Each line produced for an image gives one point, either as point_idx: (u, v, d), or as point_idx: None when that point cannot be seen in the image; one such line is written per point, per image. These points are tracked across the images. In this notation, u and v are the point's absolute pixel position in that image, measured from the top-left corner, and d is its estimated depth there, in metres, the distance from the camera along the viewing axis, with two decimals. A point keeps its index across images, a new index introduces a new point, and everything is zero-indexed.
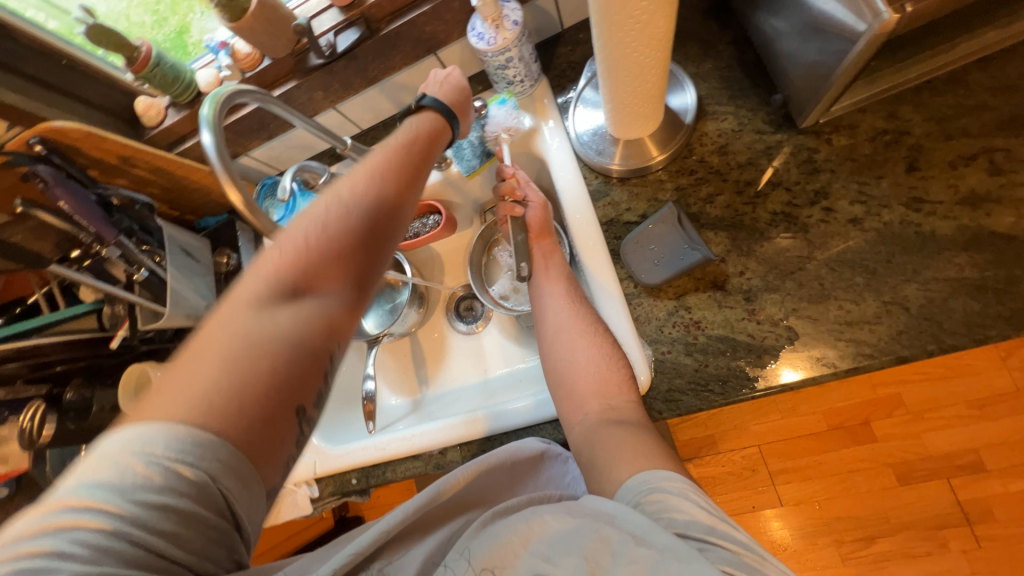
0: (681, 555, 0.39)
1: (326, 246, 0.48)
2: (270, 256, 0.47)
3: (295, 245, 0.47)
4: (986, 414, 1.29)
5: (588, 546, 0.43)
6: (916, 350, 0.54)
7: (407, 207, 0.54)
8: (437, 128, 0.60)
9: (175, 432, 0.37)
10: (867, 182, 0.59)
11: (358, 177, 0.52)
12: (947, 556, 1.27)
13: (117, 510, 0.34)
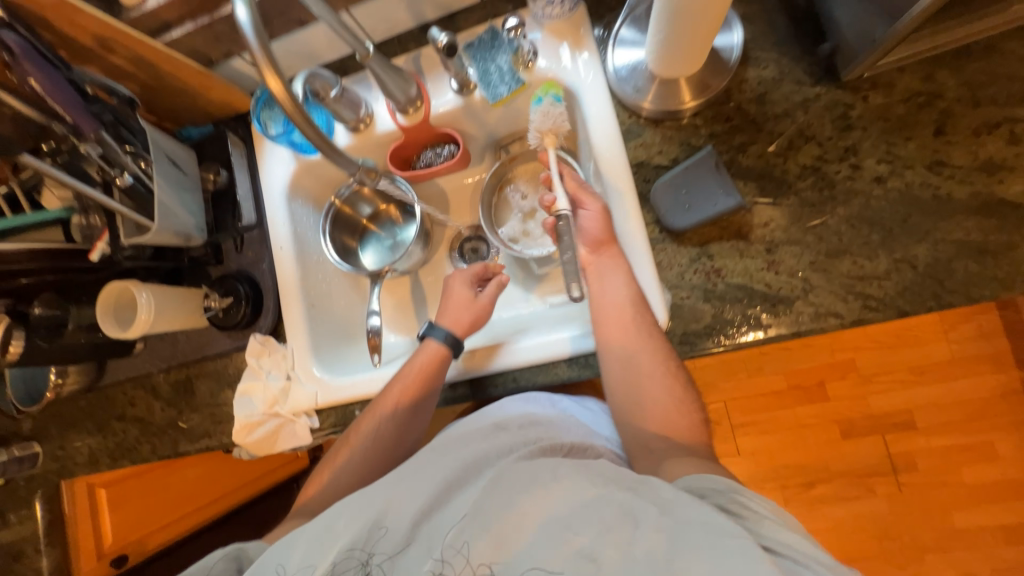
0: (704, 532, 0.41)
1: (376, 460, 0.68)
2: (351, 434, 0.70)
3: (362, 436, 0.69)
4: (923, 378, 1.40)
5: (608, 520, 0.43)
6: (917, 305, 0.58)
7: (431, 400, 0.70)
8: (444, 357, 0.71)
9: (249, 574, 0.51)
10: (896, 142, 0.60)
11: (398, 377, 0.71)
12: (873, 500, 1.40)
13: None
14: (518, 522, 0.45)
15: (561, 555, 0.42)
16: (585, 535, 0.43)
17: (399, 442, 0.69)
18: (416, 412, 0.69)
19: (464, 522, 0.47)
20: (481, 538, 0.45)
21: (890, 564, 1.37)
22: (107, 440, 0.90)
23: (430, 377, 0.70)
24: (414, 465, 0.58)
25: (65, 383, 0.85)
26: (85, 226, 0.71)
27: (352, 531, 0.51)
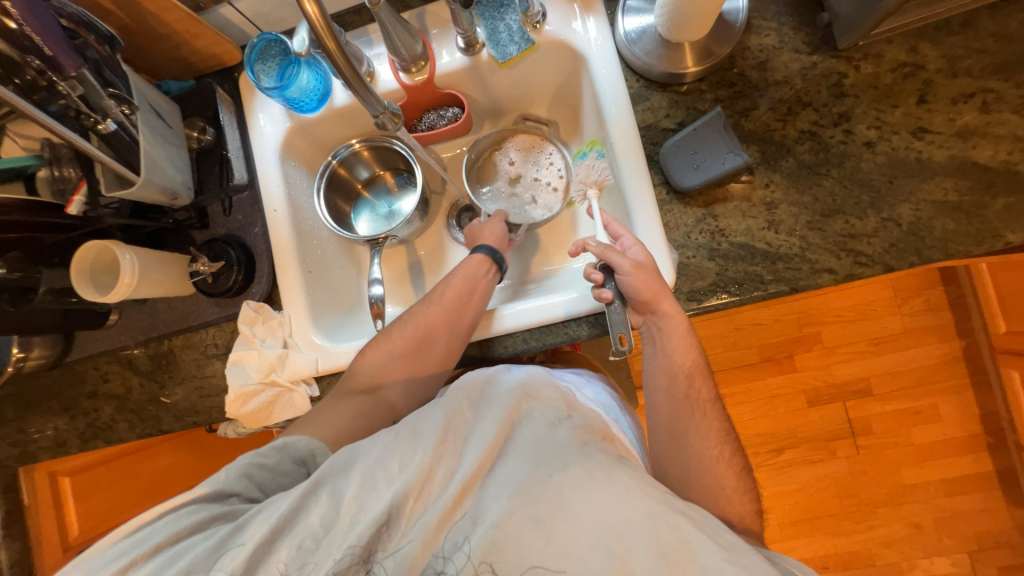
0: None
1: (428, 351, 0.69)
2: (398, 329, 0.70)
3: (416, 327, 0.69)
4: (881, 350, 1.50)
5: (669, 548, 0.43)
6: (901, 261, 0.63)
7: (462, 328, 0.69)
8: (487, 265, 0.73)
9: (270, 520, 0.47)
10: (884, 110, 0.65)
11: (445, 282, 0.72)
12: (834, 461, 1.49)
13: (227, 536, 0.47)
14: (570, 522, 0.45)
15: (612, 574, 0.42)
16: (642, 560, 0.43)
17: (448, 335, 0.69)
18: (464, 309, 0.70)
19: (514, 507, 0.46)
20: (530, 532, 0.44)
21: (849, 519, 1.48)
22: (76, 419, 0.83)
23: (478, 279, 0.72)
24: (460, 422, 0.53)
25: (28, 358, 0.76)
26: (55, 179, 0.65)
27: (391, 485, 0.48)
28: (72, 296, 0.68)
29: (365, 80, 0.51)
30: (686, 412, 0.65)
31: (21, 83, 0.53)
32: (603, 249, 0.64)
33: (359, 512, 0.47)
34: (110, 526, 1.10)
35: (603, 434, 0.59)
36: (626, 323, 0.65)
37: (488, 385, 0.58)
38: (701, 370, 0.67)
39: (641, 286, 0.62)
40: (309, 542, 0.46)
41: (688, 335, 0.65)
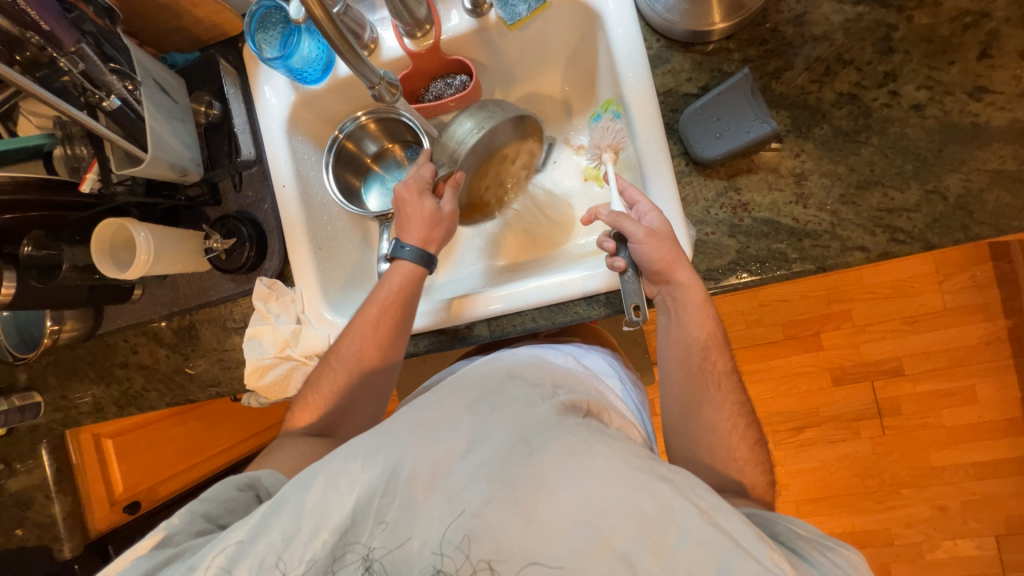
0: (744, 556, 0.42)
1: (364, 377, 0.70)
2: (337, 360, 0.70)
3: (350, 356, 0.69)
4: (916, 329, 1.42)
5: (649, 518, 0.43)
6: (944, 238, 0.58)
7: (394, 348, 0.71)
8: (417, 274, 0.71)
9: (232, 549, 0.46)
10: (938, 67, 0.58)
11: (368, 304, 0.70)
12: (857, 442, 1.46)
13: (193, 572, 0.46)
14: (549, 502, 0.45)
15: (593, 549, 0.43)
16: (622, 533, 0.43)
17: (384, 359, 0.70)
18: (397, 325, 0.70)
19: (491, 492, 0.45)
20: (507, 516, 0.44)
21: (870, 499, 1.45)
22: (111, 388, 0.88)
23: (404, 293, 0.70)
24: (436, 409, 0.53)
25: (63, 330, 0.80)
26: (70, 157, 0.66)
27: (358, 484, 0.47)
28: (96, 272, 0.70)
29: (355, 45, 0.50)
30: (698, 393, 0.63)
31: (24, 59, 0.54)
32: (616, 216, 0.61)
33: (324, 516, 0.46)
34: (150, 484, 1.18)
35: (587, 407, 0.57)
36: (639, 293, 0.62)
37: (463, 379, 0.59)
38: (717, 342, 0.64)
39: (654, 254, 0.59)
40: (275, 555, 0.46)
41: (704, 307, 0.62)
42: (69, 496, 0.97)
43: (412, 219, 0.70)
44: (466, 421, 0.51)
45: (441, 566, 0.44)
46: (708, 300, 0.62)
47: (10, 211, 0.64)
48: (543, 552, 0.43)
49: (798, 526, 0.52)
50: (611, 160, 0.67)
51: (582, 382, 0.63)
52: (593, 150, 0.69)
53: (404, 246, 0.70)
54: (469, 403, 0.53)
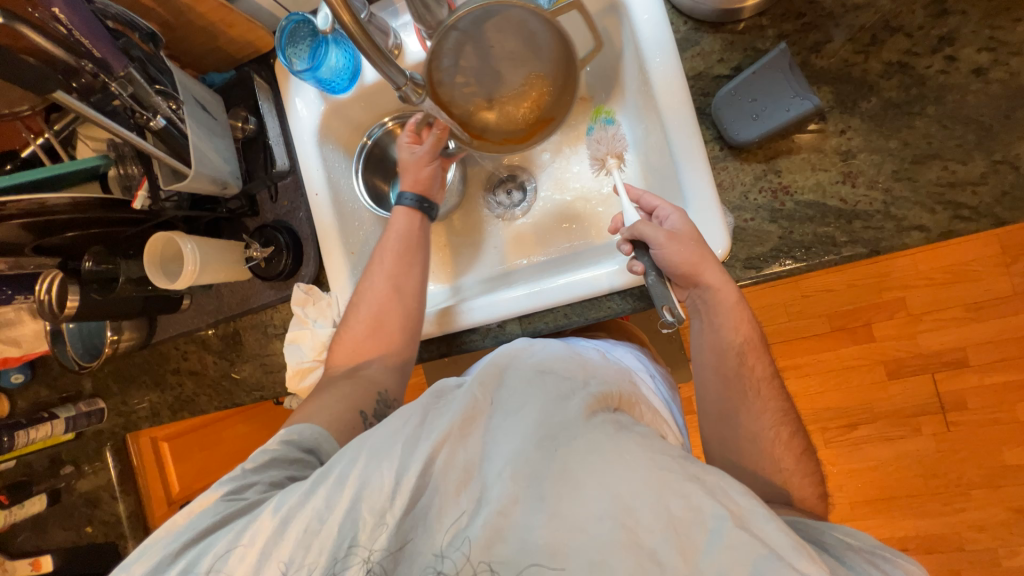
0: (779, 562, 0.39)
1: (390, 314, 0.74)
2: (363, 300, 0.74)
3: (375, 294, 0.74)
4: (981, 315, 1.31)
5: (679, 520, 0.41)
6: (1017, 212, 0.53)
7: (411, 275, 0.75)
8: (414, 215, 0.77)
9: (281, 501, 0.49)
10: (1001, 26, 0.53)
11: (381, 249, 0.76)
12: (918, 439, 1.35)
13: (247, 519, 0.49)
14: (576, 497, 0.43)
15: (621, 546, 0.41)
16: (651, 532, 0.41)
17: (405, 292, 0.75)
18: (412, 263, 0.75)
19: (517, 490, 0.44)
20: (535, 514, 0.43)
21: (935, 501, 1.35)
22: (166, 393, 0.93)
23: (411, 225, 0.77)
24: (461, 400, 0.51)
25: (121, 339, 0.85)
26: (122, 176, 0.71)
27: (393, 467, 0.47)
28: (149, 284, 0.74)
29: (381, 48, 0.49)
30: (735, 369, 0.60)
31: (80, 86, 0.57)
32: (635, 227, 0.60)
33: (363, 488, 0.47)
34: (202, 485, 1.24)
35: (617, 400, 0.56)
36: (667, 297, 0.60)
37: (495, 370, 0.55)
38: (755, 346, 0.61)
39: (677, 256, 0.57)
40: (312, 528, 0.47)
41: (738, 309, 0.59)
42: (132, 496, 1.03)
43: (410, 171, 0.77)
44: (497, 414, 0.50)
45: (442, 569, 0.44)
46: (741, 300, 0.59)
47: (73, 230, 0.69)
48: (566, 549, 0.42)
49: (845, 534, 0.49)
50: (615, 165, 0.68)
51: (610, 373, 0.62)
52: (595, 160, 0.69)
53: (405, 196, 0.77)
54: (495, 397, 0.52)
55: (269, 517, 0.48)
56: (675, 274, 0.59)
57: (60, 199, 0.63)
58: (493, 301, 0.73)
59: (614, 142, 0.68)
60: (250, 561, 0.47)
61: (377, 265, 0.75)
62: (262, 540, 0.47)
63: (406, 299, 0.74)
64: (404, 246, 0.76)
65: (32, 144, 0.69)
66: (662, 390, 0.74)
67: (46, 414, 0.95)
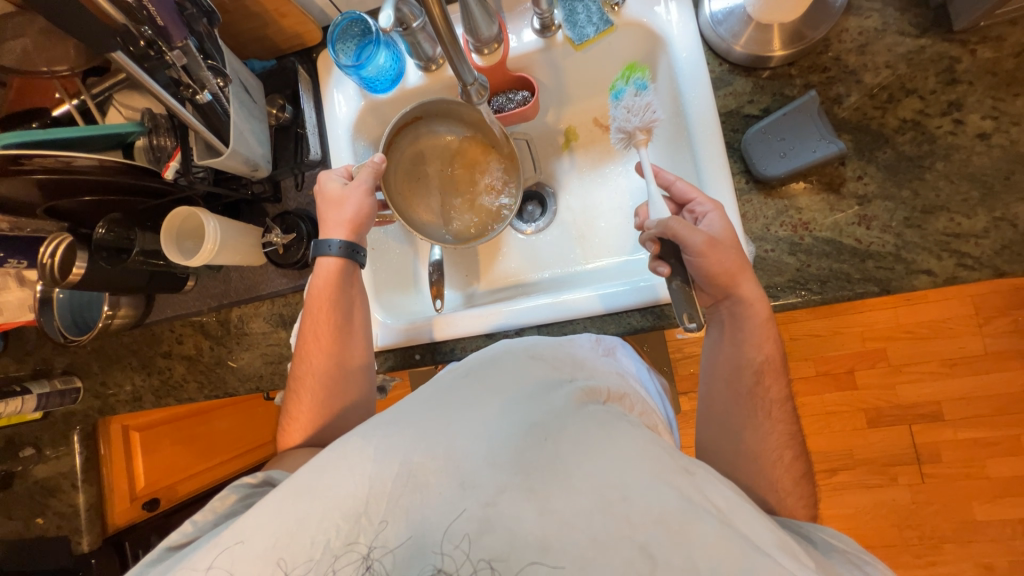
0: (764, 554, 0.41)
1: (332, 382, 0.72)
2: (310, 370, 0.72)
3: (318, 360, 0.71)
4: (956, 371, 1.37)
5: (671, 512, 0.41)
6: (1015, 265, 0.57)
7: (347, 336, 0.73)
8: (344, 265, 0.73)
9: (248, 519, 0.47)
10: (1002, 98, 0.59)
11: (309, 316, 0.72)
12: (895, 488, 1.38)
13: (213, 546, 0.47)
14: (565, 491, 0.42)
15: (611, 541, 0.40)
16: (641, 524, 0.40)
17: (347, 355, 0.73)
18: (344, 323, 0.72)
19: (507, 481, 0.44)
20: (524, 506, 0.42)
21: (909, 552, 1.37)
22: (152, 376, 0.89)
23: (339, 288, 0.72)
24: (455, 395, 0.52)
25: (116, 316, 0.81)
26: (152, 147, 0.69)
27: (369, 469, 0.46)
28: (160, 258, 0.72)
29: (460, 44, 0.51)
30: (762, 411, 0.62)
31: (135, 51, 0.55)
32: (670, 225, 0.59)
33: (337, 495, 0.46)
34: (168, 482, 1.18)
35: (607, 392, 0.55)
36: (691, 302, 0.63)
37: (485, 362, 0.56)
38: (773, 367, 0.62)
39: (717, 264, 0.59)
40: (286, 538, 0.45)
41: (765, 327, 0.61)
42: (94, 486, 0.96)
43: (335, 208, 0.72)
44: (485, 402, 0.50)
45: (442, 566, 0.42)
46: (770, 319, 0.61)
47: (92, 194, 0.67)
48: (552, 553, 0.40)
49: (832, 536, 0.51)
50: (644, 141, 0.66)
51: (600, 366, 0.60)
52: (622, 130, 0.67)
53: (331, 242, 0.72)
54: (487, 385, 0.52)
55: (232, 538, 0.47)
56: (709, 280, 0.60)
57: (88, 159, 0.61)
58: (513, 308, 0.73)
59: (648, 114, 0.65)
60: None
61: (313, 330, 0.71)
62: (230, 560, 0.46)
63: (352, 358, 0.73)
64: (336, 308, 0.72)
65: (66, 105, 0.69)
66: (653, 391, 0.70)
67: (16, 388, 0.89)
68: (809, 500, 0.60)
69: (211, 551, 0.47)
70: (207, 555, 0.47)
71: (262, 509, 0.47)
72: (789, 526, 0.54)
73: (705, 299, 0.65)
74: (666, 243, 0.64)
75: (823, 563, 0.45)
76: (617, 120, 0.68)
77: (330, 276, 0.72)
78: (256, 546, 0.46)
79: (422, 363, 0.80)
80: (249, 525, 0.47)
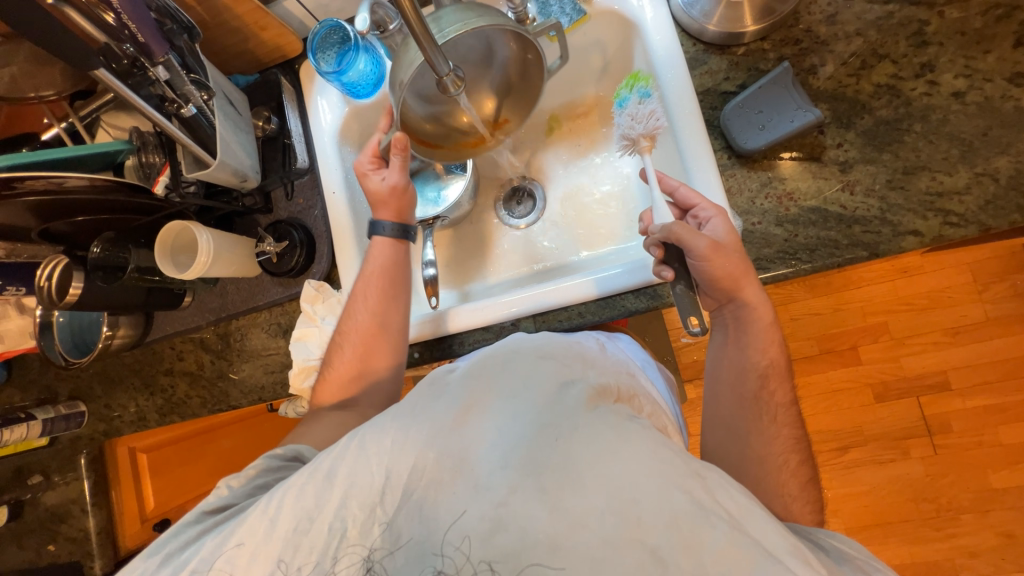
0: (777, 560, 0.41)
1: (372, 349, 0.73)
2: (348, 336, 0.74)
3: (359, 329, 0.73)
4: (959, 340, 1.37)
5: (682, 515, 0.41)
6: (999, 220, 0.58)
7: (395, 310, 0.75)
8: (398, 245, 0.77)
9: (272, 500, 0.50)
10: (974, 56, 0.60)
11: (363, 280, 0.75)
12: (907, 462, 1.37)
13: (235, 526, 0.51)
14: (576, 491, 0.43)
15: (622, 542, 0.41)
16: (652, 526, 0.41)
17: (391, 326, 0.74)
18: (396, 295, 0.75)
19: (517, 482, 0.44)
20: (536, 505, 0.43)
21: (928, 526, 1.35)
22: (155, 395, 0.89)
23: (392, 263, 0.76)
24: (478, 395, 0.50)
25: (116, 336, 0.81)
26: (142, 165, 0.70)
27: (387, 460, 0.49)
28: (155, 274, 0.72)
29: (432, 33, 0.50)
30: (753, 385, 0.63)
31: (118, 68, 0.55)
32: (673, 230, 0.59)
33: (353, 484, 0.49)
34: (180, 502, 1.19)
35: (617, 391, 0.54)
36: (696, 307, 0.62)
37: (502, 358, 0.53)
38: (777, 370, 0.63)
39: (721, 269, 0.58)
40: (305, 522, 0.49)
41: (770, 330, 0.63)
42: (104, 509, 0.96)
43: (385, 201, 0.75)
44: (496, 402, 0.49)
45: (442, 568, 0.44)
46: (775, 323, 0.63)
47: (85, 214, 0.68)
48: (557, 555, 0.42)
49: (841, 542, 0.51)
50: (648, 148, 0.66)
51: (610, 364, 0.58)
52: (626, 138, 0.66)
53: (383, 226, 0.76)
54: (496, 386, 0.50)
55: (256, 519, 0.50)
56: (711, 284, 0.60)
57: (80, 180, 0.62)
58: (508, 300, 0.73)
59: (652, 121, 0.64)
60: (247, 556, 0.49)
61: (362, 298, 0.74)
62: (252, 534, 0.49)
63: (395, 335, 0.75)
64: (388, 280, 0.75)
65: (56, 129, 0.70)
66: (662, 386, 0.72)
67: (21, 415, 0.89)
68: (815, 505, 0.61)
69: (235, 526, 0.51)
70: (229, 538, 0.50)
71: (286, 492, 0.50)
72: (801, 533, 0.54)
73: (709, 304, 0.65)
74: (670, 248, 0.64)
75: (830, 567, 0.46)
76: (619, 128, 0.67)
77: (386, 252, 0.76)
78: (275, 529, 0.49)
79: (422, 361, 0.81)
80: (268, 509, 0.50)
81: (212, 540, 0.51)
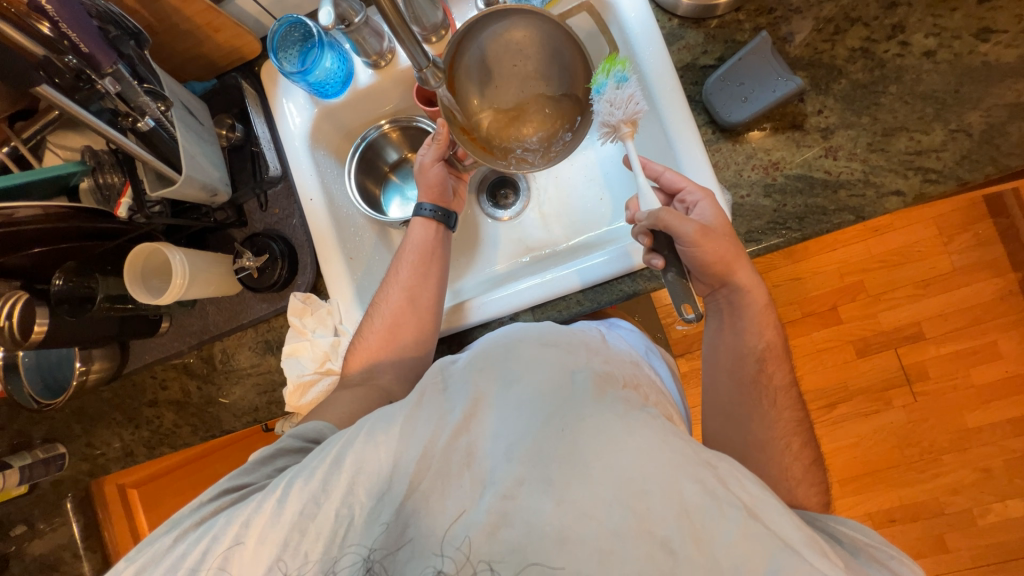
0: (793, 553, 0.40)
1: (397, 326, 0.72)
2: (376, 311, 0.73)
3: (390, 303, 0.73)
4: (930, 291, 1.43)
5: (694, 508, 0.41)
6: (976, 172, 0.59)
7: (430, 288, 0.74)
8: (432, 225, 0.77)
9: (283, 484, 0.49)
10: (941, 14, 0.61)
11: (398, 258, 0.76)
12: (891, 412, 1.44)
13: (239, 514, 0.48)
14: (584, 482, 0.42)
15: (632, 530, 0.41)
16: (661, 518, 0.41)
17: (420, 302, 0.73)
18: (428, 271, 0.75)
19: (524, 473, 0.44)
20: (542, 498, 0.43)
21: (913, 470, 1.42)
22: (140, 429, 0.84)
23: (429, 243, 0.76)
24: (484, 385, 0.50)
25: (90, 371, 0.77)
26: (100, 187, 0.65)
27: (394, 447, 0.47)
28: (127, 301, 0.69)
29: (412, 28, 0.49)
30: (753, 359, 0.64)
31: (64, 83, 0.52)
32: (660, 215, 0.58)
33: (361, 470, 0.47)
34: None
35: (623, 379, 0.54)
36: (688, 294, 0.61)
37: (502, 350, 0.53)
38: (776, 354, 0.64)
39: (713, 252, 0.58)
40: (312, 506, 0.47)
41: (765, 312, 0.64)
42: (97, 552, 0.93)
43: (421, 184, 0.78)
44: (502, 395, 0.49)
45: (442, 567, 0.43)
46: (769, 304, 0.64)
47: (41, 244, 0.64)
48: (567, 541, 0.41)
49: (851, 528, 0.53)
50: (629, 134, 0.62)
51: (614, 353, 0.58)
52: (606, 124, 0.63)
53: (424, 207, 0.77)
54: (499, 377, 0.50)
55: (261, 506, 0.48)
56: (706, 269, 0.60)
57: (31, 208, 0.58)
58: (503, 297, 0.72)
59: (631, 106, 0.60)
60: (252, 538, 0.47)
61: (401, 274, 0.74)
62: (255, 519, 0.47)
63: (429, 311, 0.73)
64: (422, 257, 0.75)
65: None
66: (664, 370, 0.72)
67: None
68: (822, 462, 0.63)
69: (235, 517, 0.48)
70: (236, 521, 0.48)
71: (295, 475, 0.49)
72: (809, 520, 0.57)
73: (704, 290, 0.65)
74: (659, 235, 0.63)
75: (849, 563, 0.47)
76: (599, 114, 0.64)
77: (424, 234, 0.76)
78: (281, 514, 0.47)
79: None
80: (278, 496, 0.48)
81: (212, 533, 0.48)
